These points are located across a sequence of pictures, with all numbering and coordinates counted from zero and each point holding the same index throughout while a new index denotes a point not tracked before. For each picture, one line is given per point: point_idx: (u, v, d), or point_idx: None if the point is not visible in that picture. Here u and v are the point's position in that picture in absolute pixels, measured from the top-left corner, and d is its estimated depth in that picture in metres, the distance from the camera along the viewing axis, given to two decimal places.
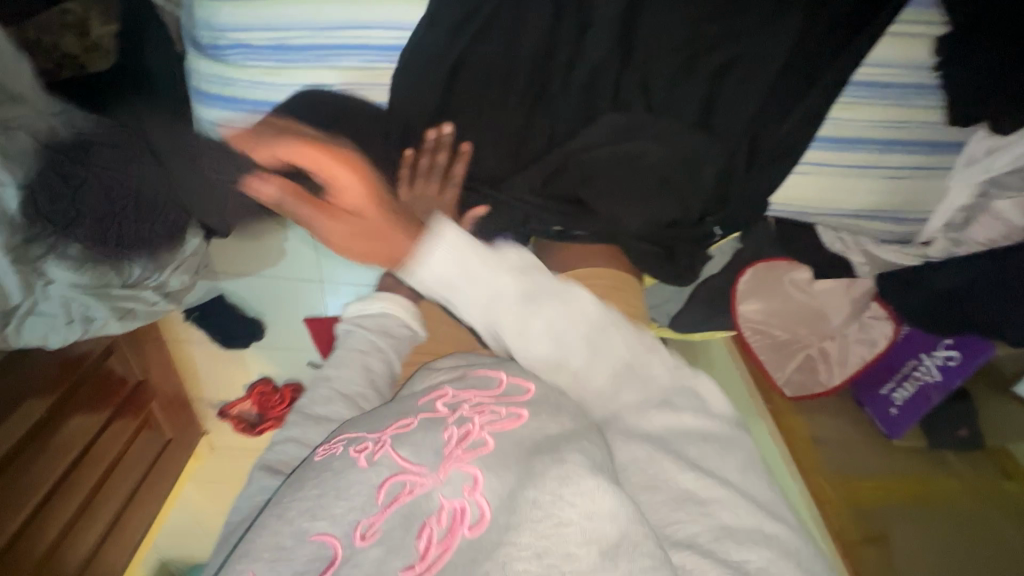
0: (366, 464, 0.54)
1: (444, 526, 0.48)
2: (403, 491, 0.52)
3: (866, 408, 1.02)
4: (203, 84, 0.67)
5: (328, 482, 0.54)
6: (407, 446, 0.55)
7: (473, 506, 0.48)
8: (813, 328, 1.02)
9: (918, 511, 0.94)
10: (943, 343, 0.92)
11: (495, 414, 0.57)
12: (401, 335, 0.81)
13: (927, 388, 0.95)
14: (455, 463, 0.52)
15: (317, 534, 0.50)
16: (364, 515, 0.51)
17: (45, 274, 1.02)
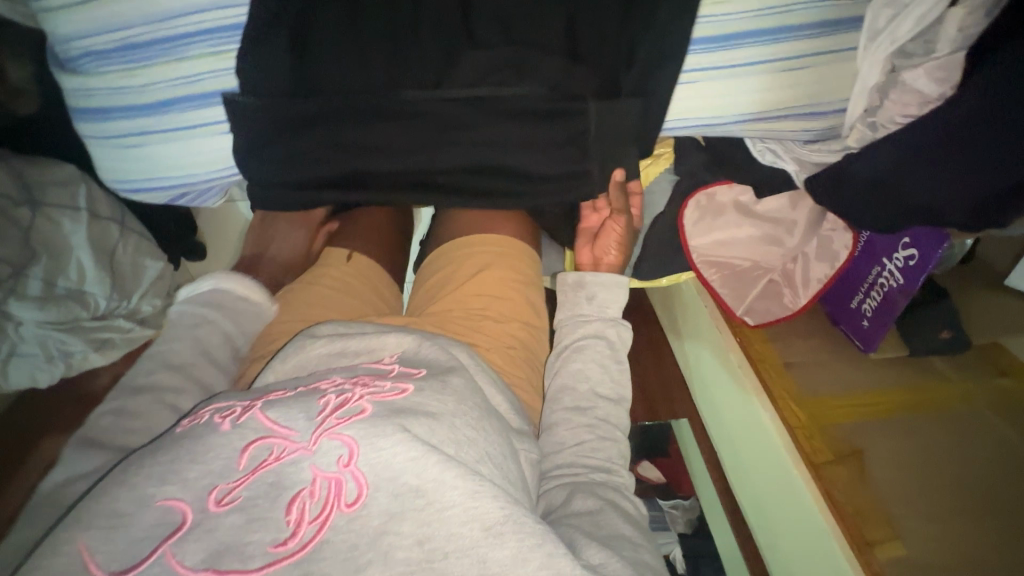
0: (227, 429, 0.49)
1: (318, 500, 0.45)
2: (269, 457, 0.48)
3: (840, 323, 0.97)
4: (72, 100, 0.66)
5: (184, 447, 0.48)
6: (278, 408, 0.51)
7: (349, 481, 0.46)
8: (767, 252, 0.97)
9: (910, 423, 0.86)
10: (902, 243, 0.85)
11: (378, 386, 0.54)
12: (242, 311, 0.68)
13: (893, 295, 0.88)
14: (326, 432, 0.48)
15: (165, 498, 0.44)
16: (222, 480, 0.46)
17: (12, 316, 1.02)
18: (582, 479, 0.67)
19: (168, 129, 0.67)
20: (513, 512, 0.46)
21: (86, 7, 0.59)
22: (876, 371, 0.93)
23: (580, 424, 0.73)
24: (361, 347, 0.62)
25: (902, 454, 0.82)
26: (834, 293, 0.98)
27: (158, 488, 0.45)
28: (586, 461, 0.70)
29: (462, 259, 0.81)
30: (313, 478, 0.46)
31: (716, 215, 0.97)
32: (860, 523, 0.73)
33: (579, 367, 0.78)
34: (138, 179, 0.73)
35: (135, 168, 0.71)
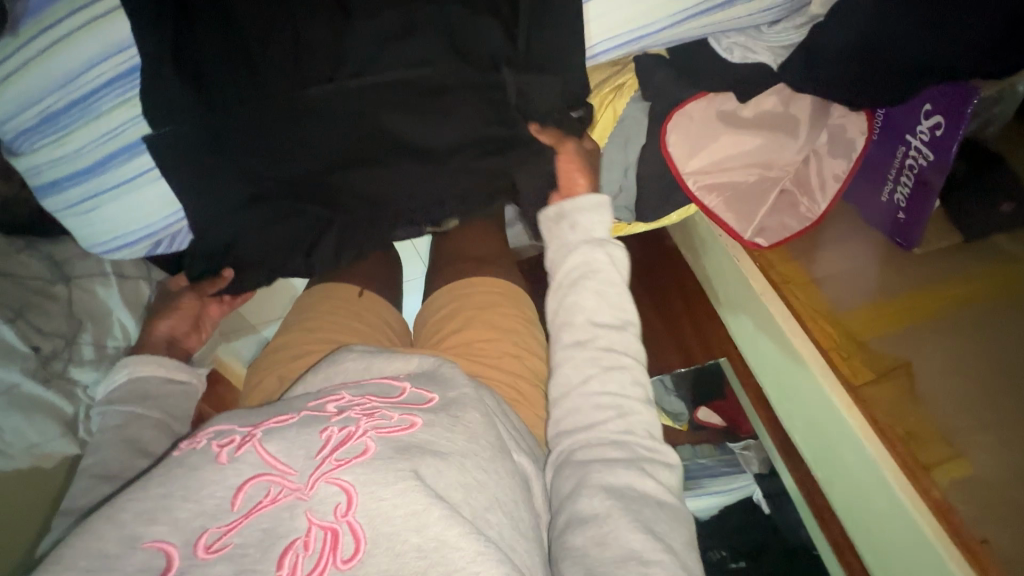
0: (224, 462, 0.44)
1: (313, 552, 0.39)
2: (266, 498, 0.42)
3: (873, 222, 0.84)
4: (31, 180, 0.70)
5: (177, 479, 0.43)
6: (278, 441, 0.45)
7: (345, 535, 0.39)
8: (775, 160, 0.82)
9: (965, 322, 0.74)
10: (924, 111, 0.71)
11: (384, 418, 0.47)
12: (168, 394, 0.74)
13: (925, 176, 0.74)
14: (323, 476, 0.42)
15: (153, 539, 0.39)
16: (215, 522, 0.41)
17: (78, 380, 0.93)
18: (603, 460, 0.55)
19: (113, 187, 0.69)
20: None
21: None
22: (923, 266, 0.80)
23: (584, 361, 0.60)
24: (364, 367, 0.57)
25: (957, 359, 0.71)
26: (858, 190, 0.85)
27: (147, 527, 0.40)
28: (602, 447, 0.56)
29: (455, 304, 0.73)
30: (308, 527, 0.40)
31: (704, 132, 0.81)
32: (912, 448, 0.65)
33: (575, 300, 0.63)
34: (110, 240, 0.75)
35: (102, 231, 0.74)
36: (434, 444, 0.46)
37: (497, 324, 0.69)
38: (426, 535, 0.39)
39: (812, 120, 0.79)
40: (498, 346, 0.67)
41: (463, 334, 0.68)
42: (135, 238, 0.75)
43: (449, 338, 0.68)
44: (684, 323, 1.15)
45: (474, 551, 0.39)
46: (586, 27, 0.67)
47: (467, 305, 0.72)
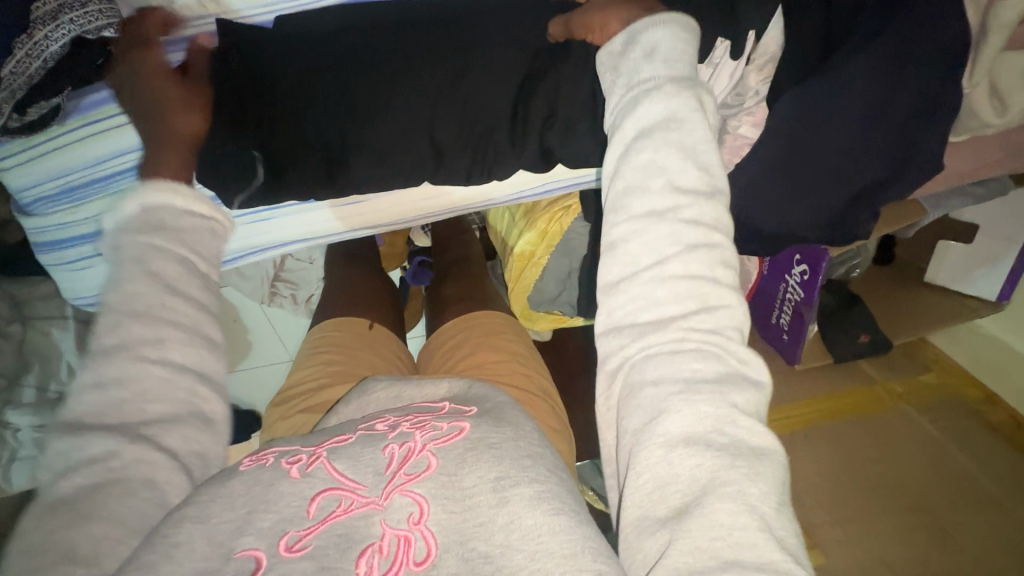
0: (297, 476, 0.44)
1: (388, 554, 0.40)
2: (338, 509, 0.43)
3: (767, 340, 1.01)
4: (34, 238, 0.76)
5: (257, 494, 0.43)
6: (344, 459, 0.46)
7: (418, 540, 0.41)
8: None
9: (832, 431, 0.89)
10: (796, 259, 0.89)
11: (436, 428, 0.48)
12: (194, 229, 0.57)
13: (800, 307, 0.92)
14: (396, 489, 0.44)
15: (246, 548, 0.40)
16: (293, 525, 0.41)
17: (10, 423, 0.97)
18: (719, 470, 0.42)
19: None
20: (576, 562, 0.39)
21: (28, 164, 0.70)
22: (809, 380, 0.96)
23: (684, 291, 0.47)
24: (394, 394, 0.64)
25: (823, 463, 0.85)
26: (756, 312, 1.02)
27: (235, 539, 0.40)
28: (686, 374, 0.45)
29: (464, 337, 0.87)
30: (383, 534, 0.41)
31: None
32: None
33: (653, 163, 0.49)
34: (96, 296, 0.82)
35: (88, 287, 0.80)
36: (487, 438, 0.48)
37: (508, 349, 0.84)
38: (492, 543, 0.40)
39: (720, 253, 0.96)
40: (509, 365, 0.81)
41: (483, 358, 0.81)
42: None
43: (471, 361, 0.82)
44: None
45: (534, 549, 0.40)
46: None
47: (475, 334, 0.87)
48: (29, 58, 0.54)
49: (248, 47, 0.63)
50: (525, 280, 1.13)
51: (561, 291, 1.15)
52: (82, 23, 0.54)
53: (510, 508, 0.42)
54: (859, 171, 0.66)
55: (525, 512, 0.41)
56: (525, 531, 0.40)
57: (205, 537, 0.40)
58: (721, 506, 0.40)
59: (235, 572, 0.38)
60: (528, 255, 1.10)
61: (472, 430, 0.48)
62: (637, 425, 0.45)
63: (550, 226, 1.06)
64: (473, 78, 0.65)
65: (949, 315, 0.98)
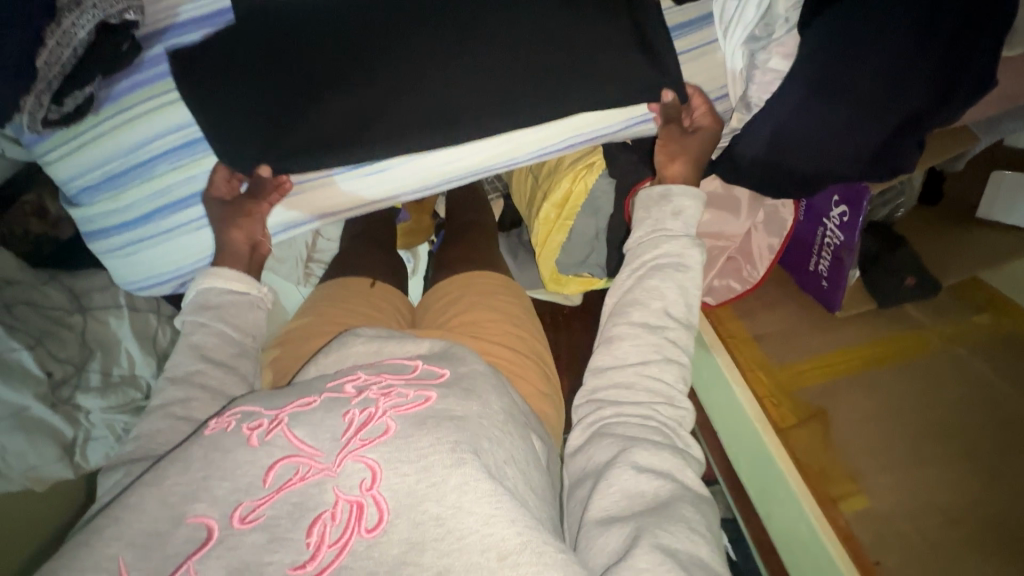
0: (256, 444, 0.53)
1: (339, 523, 0.48)
2: (295, 476, 0.51)
3: (805, 288, 0.98)
4: (81, 227, 0.80)
5: (214, 463, 0.52)
6: (304, 426, 0.53)
7: (370, 506, 0.48)
8: (725, 231, 0.97)
9: (875, 378, 0.87)
10: (834, 201, 0.85)
11: (400, 397, 0.56)
12: (237, 302, 0.73)
13: (839, 252, 0.88)
14: (350, 454, 0.51)
15: (195, 516, 0.49)
16: (247, 497, 0.50)
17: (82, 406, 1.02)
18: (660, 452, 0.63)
19: (150, 237, 0.79)
20: (530, 541, 0.46)
21: (70, 156, 0.73)
22: (849, 327, 0.94)
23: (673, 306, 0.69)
24: (374, 349, 0.67)
25: (868, 409, 0.84)
26: (792, 260, 0.99)
27: (188, 507, 0.50)
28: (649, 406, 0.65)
29: (459, 298, 0.88)
30: (335, 501, 0.49)
31: None
32: (826, 483, 0.76)
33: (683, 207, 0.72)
34: (139, 283, 0.85)
35: (132, 274, 0.84)
36: (451, 410, 0.54)
37: (500, 309, 0.85)
38: (445, 503, 0.47)
39: (752, 200, 0.94)
40: (499, 325, 0.82)
41: (472, 316, 0.83)
42: (161, 281, 0.84)
43: (460, 319, 0.84)
44: None
45: (487, 515, 0.47)
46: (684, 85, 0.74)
47: (471, 294, 0.87)
48: (61, 47, 0.57)
49: (276, 38, 0.69)
50: (552, 242, 1.12)
51: (590, 252, 1.12)
52: (104, 7, 0.57)
53: (465, 470, 0.49)
54: (898, 101, 0.62)
55: (476, 482, 0.48)
56: (476, 496, 0.48)
57: (158, 499, 0.50)
58: (685, 510, 0.55)
59: (184, 540, 0.48)
60: (554, 217, 1.09)
61: (438, 400, 0.55)
62: (608, 457, 0.61)
63: (574, 186, 1.04)
64: (483, 41, 0.68)
65: (1002, 250, 0.91)
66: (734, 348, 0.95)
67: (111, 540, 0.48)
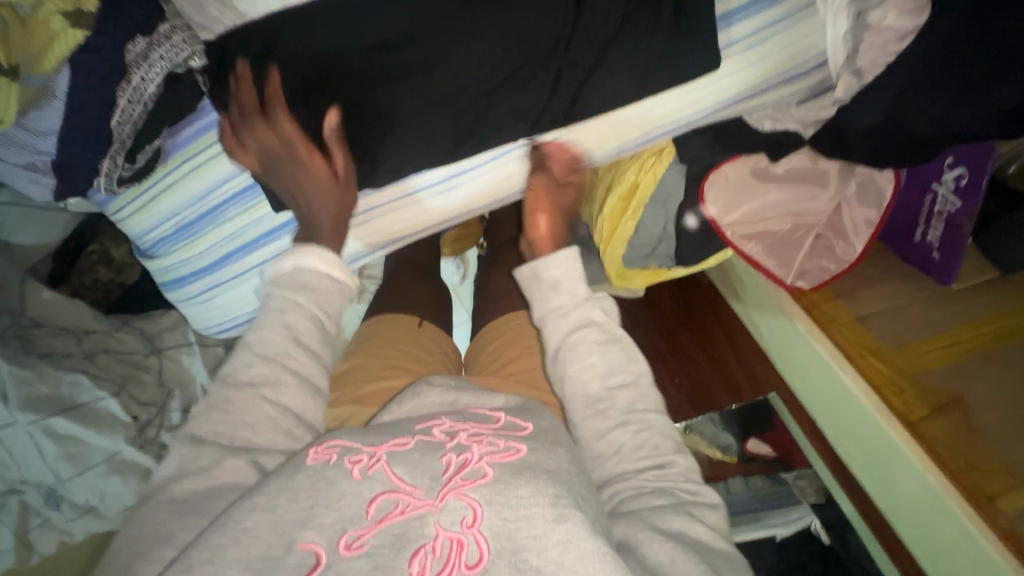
0: (359, 478, 0.47)
1: (441, 557, 0.43)
2: (395, 510, 0.45)
3: (909, 261, 0.90)
4: (159, 277, 0.80)
5: (320, 491, 0.47)
6: (404, 463, 0.48)
7: (470, 544, 0.43)
8: (807, 210, 0.92)
9: (1012, 354, 0.78)
10: (947, 163, 0.78)
11: (493, 444, 0.50)
12: (328, 290, 0.63)
13: (955, 219, 0.80)
14: (452, 492, 0.46)
15: (306, 541, 0.44)
16: (352, 525, 0.45)
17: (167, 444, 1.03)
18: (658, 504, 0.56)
19: (226, 282, 0.78)
20: None
21: (143, 210, 0.72)
22: (972, 299, 0.85)
23: None
24: (448, 399, 0.61)
25: (1010, 391, 0.76)
26: (892, 234, 0.91)
27: (298, 532, 0.44)
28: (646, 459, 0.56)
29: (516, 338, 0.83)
30: (436, 535, 0.44)
31: (739, 190, 0.92)
32: (975, 478, 0.70)
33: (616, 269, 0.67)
34: (223, 324, 0.85)
35: (213, 316, 0.83)
36: (542, 461, 0.49)
37: None
38: (546, 559, 0.42)
39: (840, 174, 0.88)
40: None
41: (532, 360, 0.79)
42: (241, 322, 0.84)
43: (516, 364, 0.79)
44: (729, 358, 1.25)
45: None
46: (754, 68, 0.68)
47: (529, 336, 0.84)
48: (132, 104, 0.55)
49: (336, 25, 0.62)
50: (619, 239, 1.03)
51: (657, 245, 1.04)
52: (171, 56, 0.54)
53: (567, 526, 0.43)
54: None
55: (583, 539, 0.43)
56: (579, 555, 0.42)
57: (271, 525, 0.45)
58: None
59: (295, 564, 0.43)
60: (620, 212, 1.01)
61: (529, 452, 0.50)
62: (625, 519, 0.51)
63: (642, 177, 0.98)
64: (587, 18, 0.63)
65: None
66: (840, 334, 0.89)
67: (230, 562, 0.42)
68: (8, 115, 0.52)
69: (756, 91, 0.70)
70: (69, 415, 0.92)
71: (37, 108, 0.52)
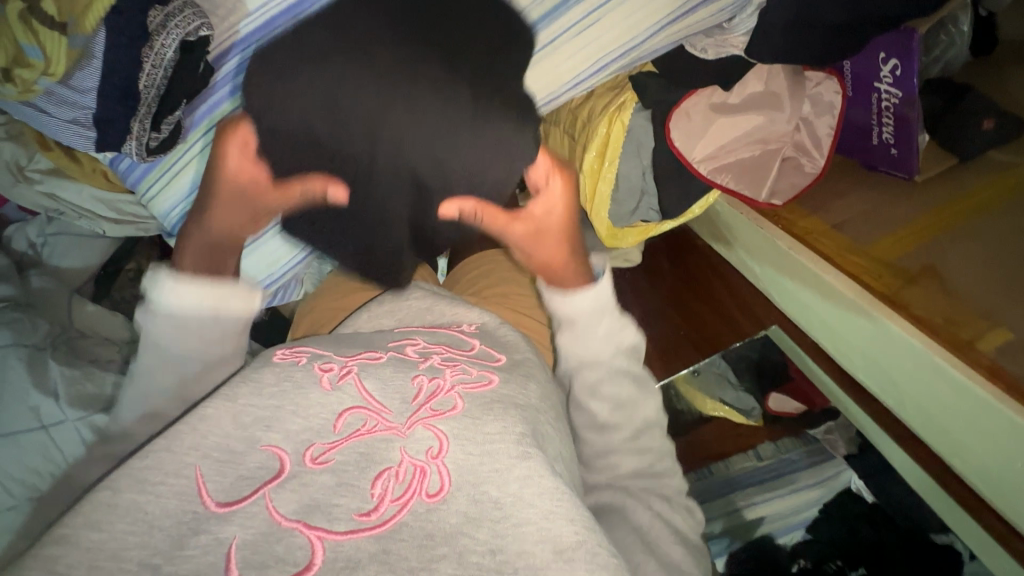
0: (328, 387, 0.56)
1: (402, 482, 0.49)
2: (362, 427, 0.53)
3: (872, 164, 0.94)
4: None
5: (287, 396, 0.55)
6: (373, 381, 0.57)
7: (432, 474, 0.50)
8: (770, 134, 0.97)
9: (974, 226, 0.84)
10: (881, 60, 0.86)
11: (465, 373, 0.61)
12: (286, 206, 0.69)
13: (901, 110, 0.85)
14: (420, 420, 0.54)
15: (268, 444, 0.50)
16: (318, 438, 0.52)
17: None
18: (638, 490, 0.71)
19: None
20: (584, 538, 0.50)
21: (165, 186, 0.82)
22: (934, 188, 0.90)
23: None
24: (427, 305, 0.78)
25: (976, 256, 0.82)
26: (851, 143, 0.96)
27: (262, 436, 0.51)
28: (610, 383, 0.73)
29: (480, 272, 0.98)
30: (401, 460, 0.50)
31: (701, 125, 0.97)
32: (952, 330, 0.74)
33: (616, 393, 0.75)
34: None
35: None
36: (512, 395, 0.61)
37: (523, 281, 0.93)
38: (506, 490, 0.50)
39: (792, 93, 0.94)
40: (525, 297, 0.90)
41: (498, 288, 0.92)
42: None
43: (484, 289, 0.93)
44: (727, 301, 1.29)
45: (546, 510, 0.50)
46: None
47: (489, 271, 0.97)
48: (155, 69, 0.65)
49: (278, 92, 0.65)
50: (601, 195, 1.08)
51: (640, 200, 1.09)
52: (182, 26, 0.64)
53: (528, 463, 0.53)
54: None
55: (540, 475, 0.52)
56: (538, 490, 0.51)
57: (234, 417, 0.52)
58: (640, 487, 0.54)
59: (257, 463, 0.49)
60: (598, 167, 1.06)
61: (499, 382, 0.61)
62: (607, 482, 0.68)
63: (612, 129, 1.03)
64: None
65: None
66: (817, 241, 0.93)
67: (190, 452, 0.49)
68: (62, 68, 0.66)
69: (695, 10, 0.80)
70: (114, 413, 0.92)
71: (82, 68, 0.66)
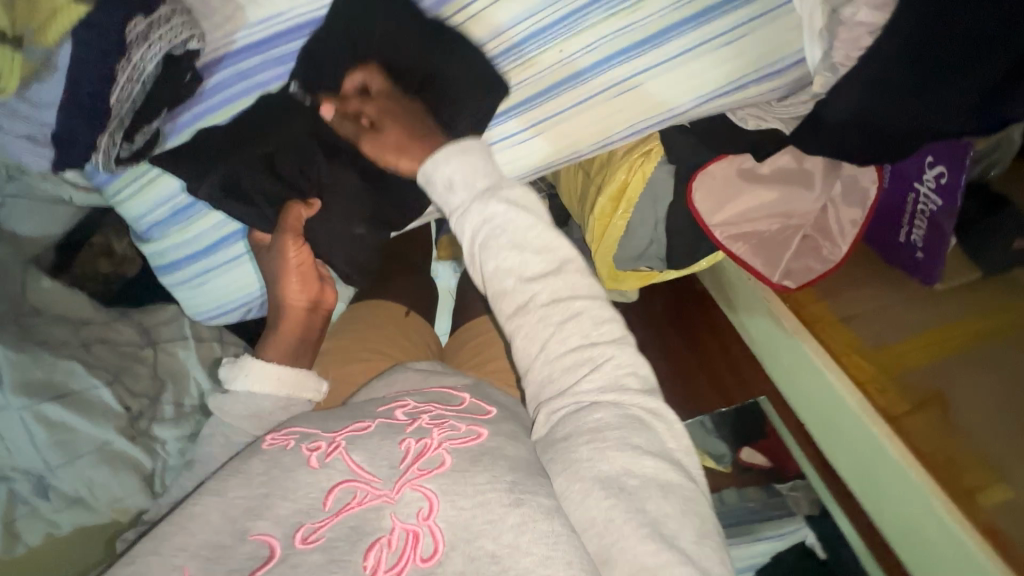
0: (315, 467, 0.45)
1: (396, 550, 0.40)
2: (352, 501, 0.43)
3: (891, 261, 0.91)
4: (154, 261, 0.81)
5: (276, 480, 0.44)
6: (361, 450, 0.45)
7: (426, 536, 0.40)
8: (795, 209, 0.91)
9: (990, 352, 0.82)
10: (927, 163, 0.80)
11: (453, 429, 0.48)
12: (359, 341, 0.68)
13: (937, 218, 0.81)
14: (408, 483, 0.43)
15: (258, 532, 0.41)
16: (309, 518, 0.42)
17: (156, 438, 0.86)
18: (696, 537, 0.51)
19: (218, 264, 0.80)
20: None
21: (138, 193, 0.74)
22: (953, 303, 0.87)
23: None
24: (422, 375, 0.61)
25: (983, 387, 0.80)
26: (877, 234, 0.91)
27: (251, 523, 0.42)
28: (609, 393, 0.53)
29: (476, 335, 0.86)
30: (392, 527, 0.41)
31: (726, 189, 0.91)
32: (955, 476, 0.72)
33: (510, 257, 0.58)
34: (215, 308, 0.85)
35: (205, 300, 0.84)
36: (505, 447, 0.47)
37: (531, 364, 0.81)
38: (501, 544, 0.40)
39: (825, 173, 0.88)
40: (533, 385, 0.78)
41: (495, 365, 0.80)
42: (231, 305, 0.84)
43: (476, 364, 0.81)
44: (719, 362, 1.26)
45: (543, 556, 0.39)
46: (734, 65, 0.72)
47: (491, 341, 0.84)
48: (130, 82, 0.58)
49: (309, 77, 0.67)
50: (608, 239, 1.00)
51: (649, 244, 1.01)
52: (169, 37, 0.57)
53: (524, 510, 0.41)
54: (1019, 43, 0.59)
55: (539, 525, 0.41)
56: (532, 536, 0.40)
57: (221, 513, 0.43)
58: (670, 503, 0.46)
59: (247, 555, 0.40)
60: (610, 212, 0.98)
61: (489, 437, 0.47)
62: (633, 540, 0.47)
63: (631, 177, 0.95)
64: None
65: None
66: (827, 334, 0.89)
67: (178, 550, 0.41)
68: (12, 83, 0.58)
69: (739, 86, 0.74)
70: (64, 402, 0.78)
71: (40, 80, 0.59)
